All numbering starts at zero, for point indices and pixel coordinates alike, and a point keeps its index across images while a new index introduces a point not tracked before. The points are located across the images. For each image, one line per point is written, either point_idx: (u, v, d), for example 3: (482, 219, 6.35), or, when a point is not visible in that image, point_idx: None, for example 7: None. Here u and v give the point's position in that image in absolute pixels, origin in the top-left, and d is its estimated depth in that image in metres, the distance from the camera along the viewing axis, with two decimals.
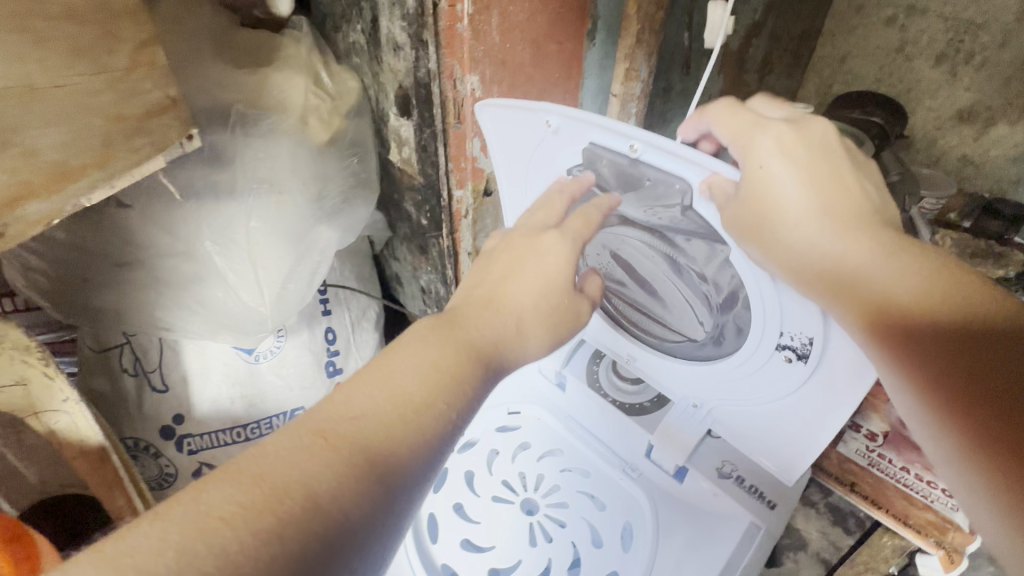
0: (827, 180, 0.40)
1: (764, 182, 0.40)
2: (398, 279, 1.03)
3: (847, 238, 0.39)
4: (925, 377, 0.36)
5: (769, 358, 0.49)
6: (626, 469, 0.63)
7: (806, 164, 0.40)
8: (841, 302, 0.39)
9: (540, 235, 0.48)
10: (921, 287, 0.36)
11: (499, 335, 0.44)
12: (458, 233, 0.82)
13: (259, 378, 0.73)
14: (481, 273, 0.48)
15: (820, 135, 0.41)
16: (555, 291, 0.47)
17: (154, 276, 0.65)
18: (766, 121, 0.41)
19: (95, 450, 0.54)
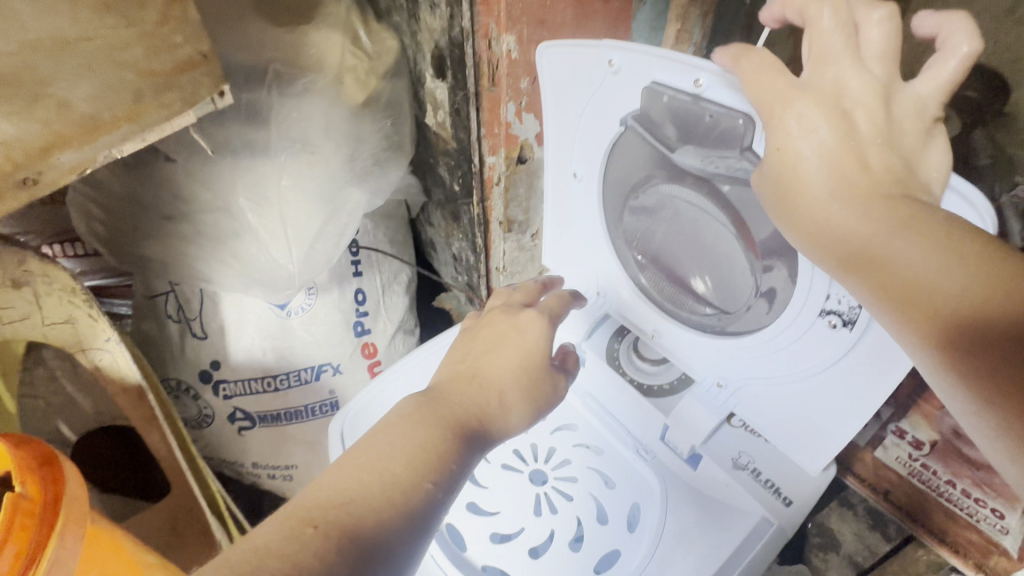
0: (854, 155, 0.35)
1: (790, 161, 0.36)
2: (432, 245, 1.03)
3: (879, 218, 0.33)
4: (982, 376, 0.28)
5: (810, 324, 0.45)
6: (639, 451, 0.62)
7: (829, 141, 0.35)
8: (864, 288, 0.33)
9: (517, 314, 0.55)
10: (967, 266, 0.29)
11: (472, 402, 0.48)
12: (489, 201, 0.81)
13: (290, 333, 0.76)
14: (466, 348, 0.54)
15: (850, 107, 0.35)
16: (532, 363, 0.52)
17: (194, 229, 0.67)
18: (791, 92, 0.36)
19: (133, 387, 0.60)
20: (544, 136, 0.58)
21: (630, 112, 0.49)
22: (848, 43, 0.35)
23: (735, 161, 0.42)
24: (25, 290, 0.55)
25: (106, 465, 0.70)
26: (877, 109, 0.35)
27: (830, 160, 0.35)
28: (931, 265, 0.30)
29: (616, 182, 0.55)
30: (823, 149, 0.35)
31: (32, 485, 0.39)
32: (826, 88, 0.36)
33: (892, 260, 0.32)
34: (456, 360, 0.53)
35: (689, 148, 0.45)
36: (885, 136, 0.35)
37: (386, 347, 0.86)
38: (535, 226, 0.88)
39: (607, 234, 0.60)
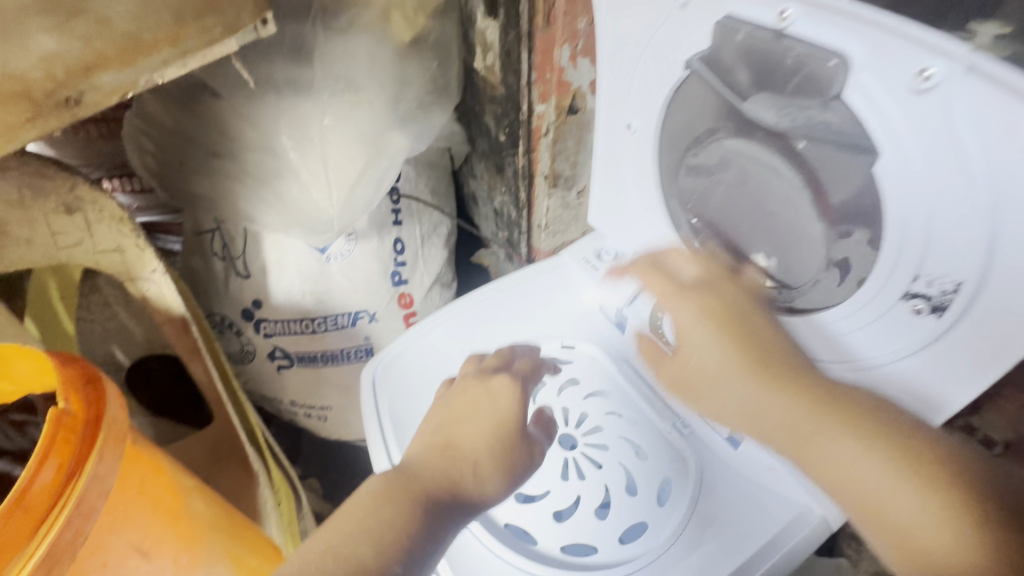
0: (732, 337, 0.44)
1: (693, 361, 0.47)
2: (473, 198, 1.01)
3: (762, 388, 0.42)
4: (856, 503, 0.37)
5: (890, 308, 0.40)
6: (674, 424, 0.60)
7: (772, 360, 0.43)
8: (775, 439, 0.42)
9: (491, 381, 0.53)
10: (832, 437, 0.38)
11: (442, 475, 0.45)
12: (536, 153, 0.77)
13: (329, 277, 0.76)
14: (436, 416, 0.51)
15: (721, 310, 0.46)
16: (507, 429, 0.49)
17: (237, 167, 0.67)
18: (683, 291, 0.49)
19: (178, 318, 0.62)
20: (598, 79, 0.52)
21: (697, 54, 0.43)
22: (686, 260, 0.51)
23: (821, 111, 0.37)
24: (77, 216, 0.56)
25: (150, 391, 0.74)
26: (738, 298, 0.47)
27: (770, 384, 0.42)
28: (863, 424, 0.38)
29: (675, 136, 0.50)
30: (718, 362, 0.45)
31: (74, 401, 0.41)
32: (693, 284, 0.49)
33: (827, 425, 0.39)
34: (425, 432, 0.50)
35: (764, 95, 0.41)
36: (744, 322, 0.45)
37: (422, 299, 0.85)
38: (582, 182, 0.83)
39: (659, 193, 0.54)
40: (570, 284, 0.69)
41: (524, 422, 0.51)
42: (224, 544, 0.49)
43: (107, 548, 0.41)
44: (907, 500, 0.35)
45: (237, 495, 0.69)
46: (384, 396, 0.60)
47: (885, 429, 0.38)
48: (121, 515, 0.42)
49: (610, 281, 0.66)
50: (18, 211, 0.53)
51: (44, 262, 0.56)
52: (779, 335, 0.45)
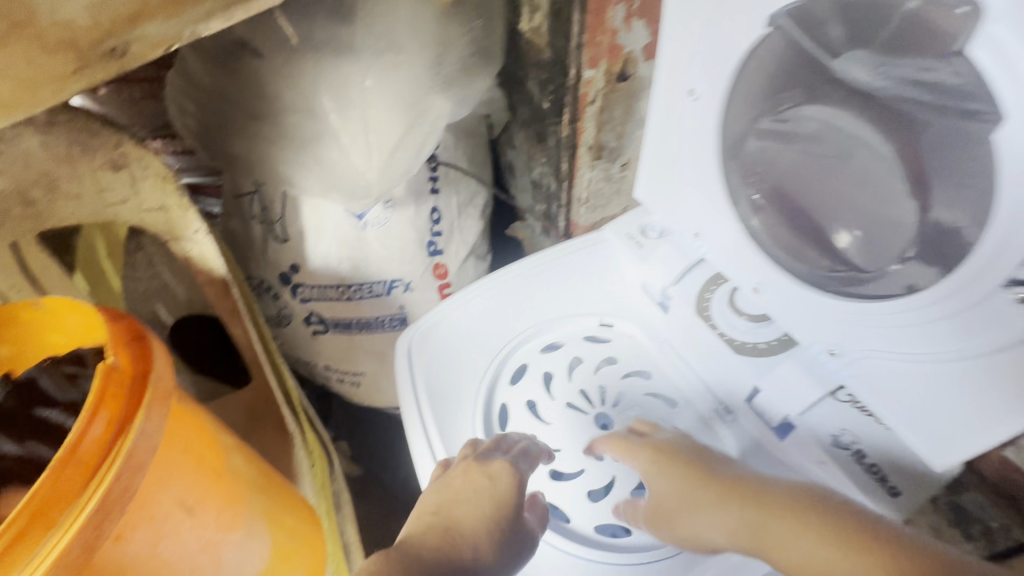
0: (690, 473, 0.53)
1: (656, 502, 0.53)
2: (510, 169, 0.98)
3: (721, 512, 0.51)
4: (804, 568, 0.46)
5: (986, 298, 0.35)
6: (716, 411, 0.57)
7: (738, 488, 0.52)
8: (731, 523, 0.50)
9: (490, 462, 0.54)
10: (768, 501, 0.50)
11: (443, 560, 0.51)
12: (581, 123, 0.73)
13: (365, 244, 0.75)
14: (436, 492, 0.54)
15: (689, 470, 0.53)
16: (505, 512, 0.52)
17: (278, 129, 0.65)
18: (645, 454, 0.54)
19: (219, 280, 0.62)
20: (662, 40, 0.48)
21: (784, 9, 0.39)
22: (647, 450, 0.54)
23: (925, 67, 0.34)
24: (124, 173, 0.56)
25: (187, 350, 0.75)
26: (694, 452, 0.55)
27: (736, 504, 0.51)
28: (801, 500, 0.49)
29: (746, 100, 0.46)
30: (676, 500, 0.52)
31: (123, 357, 0.38)
32: (665, 449, 0.55)
33: (784, 521, 0.48)
34: (426, 507, 0.54)
35: (860, 51, 0.38)
36: (689, 443, 0.55)
37: (457, 270, 0.84)
38: (626, 154, 0.80)
39: (721, 170, 0.50)
40: (611, 261, 0.67)
41: (519, 499, 0.53)
42: (262, 501, 0.48)
43: (155, 504, 0.38)
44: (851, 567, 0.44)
45: (273, 457, 0.70)
46: (420, 366, 0.60)
47: (837, 519, 0.46)
48: (167, 474, 0.39)
49: (656, 258, 0.62)
50: (67, 167, 0.54)
51: (93, 217, 0.58)
52: (740, 469, 0.54)
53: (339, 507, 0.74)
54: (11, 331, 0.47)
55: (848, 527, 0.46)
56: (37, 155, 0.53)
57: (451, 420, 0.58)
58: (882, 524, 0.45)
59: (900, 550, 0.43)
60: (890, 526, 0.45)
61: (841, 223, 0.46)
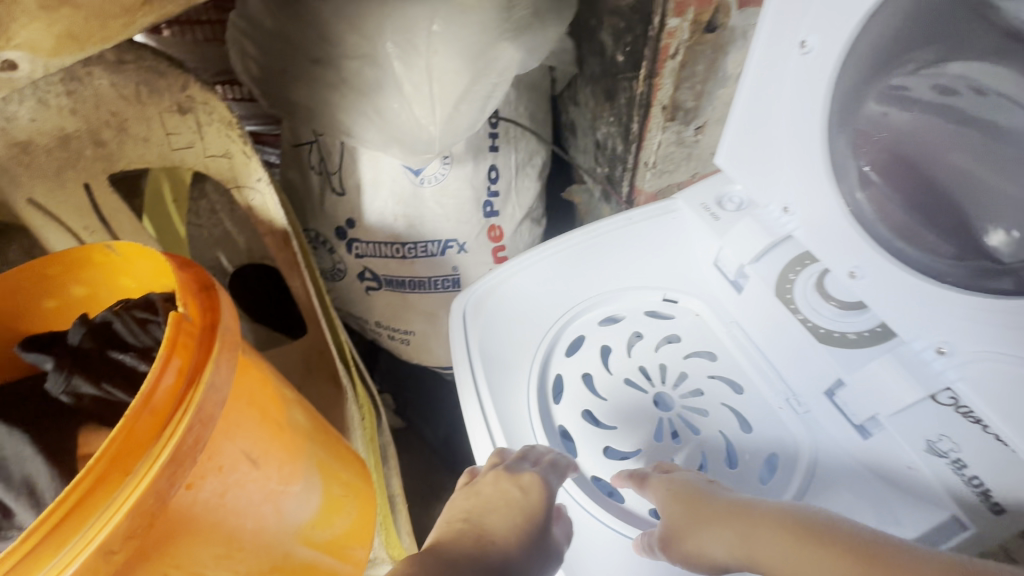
0: (698, 502, 0.47)
1: (668, 536, 0.47)
2: (572, 128, 0.92)
3: (729, 540, 0.45)
4: None
5: None
6: (789, 402, 0.53)
7: (733, 506, 0.46)
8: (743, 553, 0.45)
9: (520, 474, 0.52)
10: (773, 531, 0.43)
11: (475, 565, 0.51)
12: (658, 78, 0.67)
13: (422, 201, 0.73)
14: (466, 498, 0.55)
15: (696, 499, 0.47)
16: (533, 524, 0.51)
17: (340, 77, 0.63)
18: (660, 487, 0.48)
19: (281, 231, 0.61)
20: None
21: None
22: (657, 481, 0.49)
23: None
24: (189, 118, 0.57)
25: (248, 299, 0.77)
26: (705, 484, 0.49)
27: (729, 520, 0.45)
28: (790, 516, 0.43)
29: (869, 55, 0.40)
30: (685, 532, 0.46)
31: (192, 307, 0.38)
32: (674, 482, 0.49)
33: (772, 534, 0.43)
34: (457, 513, 0.55)
35: None
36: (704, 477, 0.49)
37: (512, 233, 0.81)
38: (703, 117, 0.74)
39: (826, 139, 0.45)
40: (679, 233, 0.63)
41: (549, 507, 0.52)
42: (316, 451, 0.48)
43: (223, 454, 0.37)
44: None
45: (328, 406, 0.71)
46: (475, 331, 0.58)
47: (823, 530, 0.41)
48: (235, 423, 0.38)
49: (732, 230, 0.56)
50: (135, 107, 0.55)
51: (160, 161, 0.59)
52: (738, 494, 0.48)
53: (386, 460, 0.75)
54: (87, 273, 0.49)
55: (829, 539, 0.41)
56: (107, 94, 0.54)
57: (506, 389, 0.55)
58: (872, 534, 0.40)
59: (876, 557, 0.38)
60: (880, 534, 0.40)
61: (995, 222, 0.38)
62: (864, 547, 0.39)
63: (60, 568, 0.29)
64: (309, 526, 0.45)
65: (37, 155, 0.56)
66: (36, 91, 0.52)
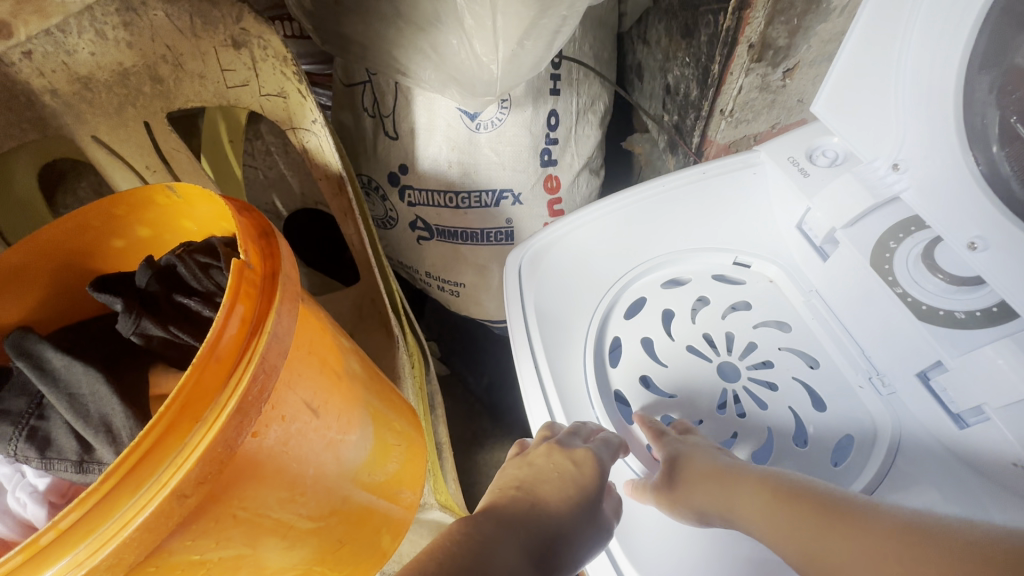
0: (700, 458, 0.47)
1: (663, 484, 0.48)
2: (638, 70, 0.85)
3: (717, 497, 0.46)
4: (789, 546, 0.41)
5: None
6: (872, 381, 0.49)
7: (721, 464, 0.47)
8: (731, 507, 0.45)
9: (573, 449, 0.50)
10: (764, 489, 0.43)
11: (529, 534, 0.48)
12: (749, 10, 0.59)
13: (477, 148, 0.69)
14: (518, 467, 0.53)
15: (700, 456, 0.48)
16: (587, 497, 0.49)
17: (396, 10, 0.58)
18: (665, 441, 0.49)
19: (335, 176, 0.58)
20: None
21: None
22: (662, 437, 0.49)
23: None
24: (244, 53, 0.54)
25: (303, 244, 0.77)
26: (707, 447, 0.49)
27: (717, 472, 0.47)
28: (774, 479, 0.44)
29: None
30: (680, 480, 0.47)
31: (253, 253, 0.37)
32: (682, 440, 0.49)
33: (752, 492, 0.44)
34: (509, 481, 0.53)
35: None
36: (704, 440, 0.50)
37: (570, 185, 0.76)
38: (795, 57, 0.65)
39: (960, 82, 0.38)
40: (758, 190, 0.58)
41: (603, 484, 0.50)
42: (371, 399, 0.48)
43: (285, 403, 0.36)
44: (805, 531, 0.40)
45: (378, 353, 0.71)
46: (530, 288, 0.56)
47: (798, 489, 0.42)
48: (296, 372, 0.38)
49: (823, 190, 0.50)
50: (191, 40, 0.54)
51: (216, 100, 0.58)
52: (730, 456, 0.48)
53: (434, 408, 0.76)
54: (152, 212, 0.49)
55: (804, 497, 0.41)
56: (162, 26, 0.53)
57: (563, 353, 0.53)
58: (847, 499, 0.40)
59: (847, 514, 0.39)
60: (852, 498, 0.41)
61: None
62: (834, 507, 0.40)
63: (137, 510, 0.29)
64: (363, 471, 0.46)
65: (98, 91, 0.56)
66: (93, 23, 0.51)
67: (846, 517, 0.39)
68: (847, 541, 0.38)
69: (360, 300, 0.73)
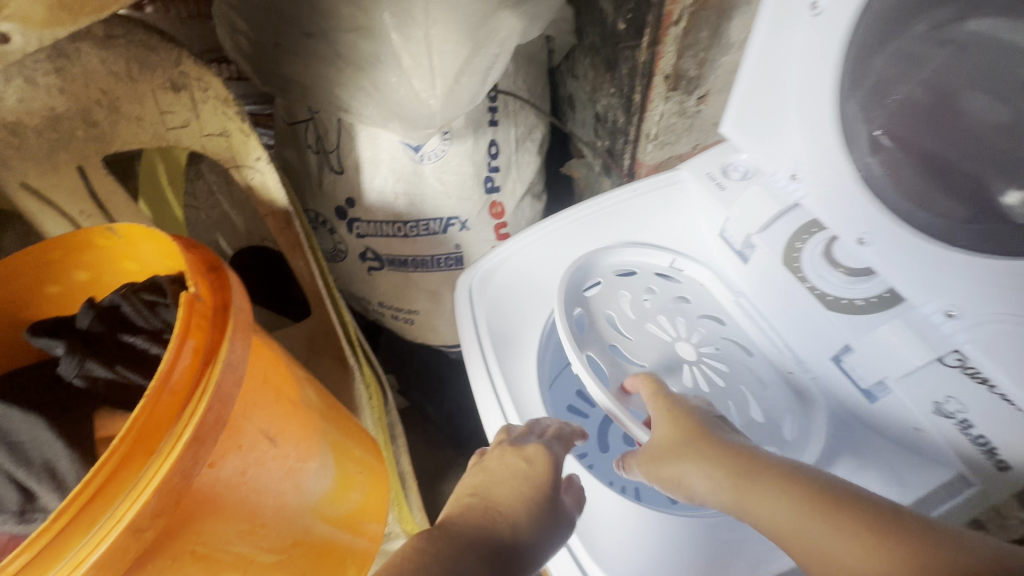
0: (711, 446, 0.47)
1: (664, 463, 0.48)
2: (570, 101, 0.91)
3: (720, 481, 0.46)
4: (799, 541, 0.41)
5: None
6: (797, 367, 0.54)
7: (727, 449, 0.46)
8: (734, 493, 0.45)
9: (524, 446, 0.50)
10: (783, 486, 0.43)
11: (481, 536, 0.47)
12: (661, 46, 0.66)
13: (422, 179, 0.72)
14: (475, 474, 0.53)
15: (709, 441, 0.47)
16: (540, 493, 0.49)
17: (336, 51, 0.61)
18: (670, 419, 0.49)
19: (282, 211, 0.59)
20: None
21: None
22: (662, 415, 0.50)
23: None
24: (182, 95, 0.55)
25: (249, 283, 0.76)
26: (713, 430, 0.48)
27: (725, 458, 0.46)
28: (793, 474, 0.43)
29: (886, 13, 0.39)
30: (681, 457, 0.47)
31: (202, 287, 0.37)
32: (686, 422, 0.49)
33: (767, 486, 0.43)
34: (466, 488, 0.53)
35: None
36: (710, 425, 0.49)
37: (514, 209, 0.80)
38: (706, 86, 0.72)
39: (835, 105, 0.44)
40: (683, 205, 0.63)
41: (556, 478, 0.50)
42: (329, 429, 0.48)
43: (242, 433, 0.37)
44: (817, 532, 0.40)
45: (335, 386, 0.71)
46: (482, 308, 0.58)
47: (819, 488, 0.42)
48: (251, 402, 0.38)
49: (737, 200, 0.56)
50: (127, 84, 0.54)
51: (154, 142, 0.57)
52: (736, 439, 0.48)
53: (394, 439, 0.75)
54: (90, 253, 0.48)
55: (825, 500, 0.41)
56: (97, 70, 0.53)
57: (516, 366, 0.56)
58: (868, 500, 0.40)
59: (867, 515, 0.39)
60: (872, 498, 0.40)
61: (1013, 181, 0.37)
62: (857, 512, 0.39)
63: (91, 549, 0.29)
64: (325, 501, 0.45)
65: (27, 137, 0.55)
66: (23, 70, 0.51)
67: (866, 519, 0.39)
68: (867, 547, 0.38)
69: (313, 339, 0.73)
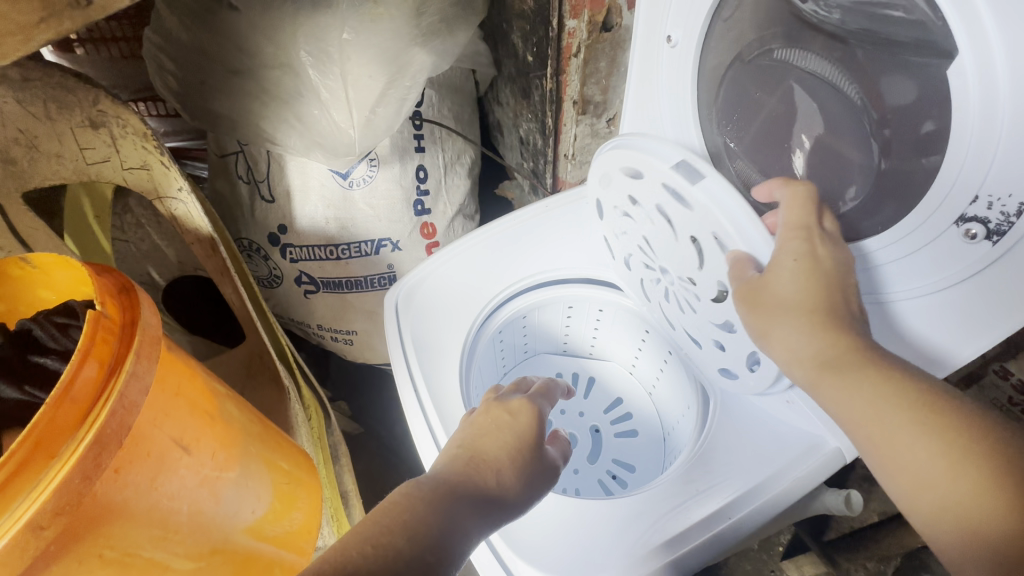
0: (828, 317, 0.39)
1: (759, 308, 0.42)
2: (499, 127, 0.97)
3: (821, 344, 0.39)
4: (881, 429, 0.36)
5: (939, 234, 0.35)
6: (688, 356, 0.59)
7: (851, 330, 0.39)
8: (823, 365, 0.39)
9: (509, 402, 0.52)
10: (897, 380, 0.36)
11: (465, 482, 0.45)
12: (565, 75, 0.73)
13: (352, 205, 0.76)
14: (462, 431, 0.51)
15: (831, 301, 0.39)
16: (526, 444, 0.49)
17: (259, 87, 0.64)
18: (802, 268, 0.40)
19: (206, 238, 0.61)
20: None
21: None
22: (791, 269, 0.40)
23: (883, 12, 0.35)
24: (102, 131, 0.57)
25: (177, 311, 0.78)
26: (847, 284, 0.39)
27: (837, 339, 0.38)
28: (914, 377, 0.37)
29: (721, 45, 0.46)
30: (791, 304, 0.40)
31: (110, 305, 0.39)
32: (816, 277, 0.39)
33: (875, 380, 0.37)
34: (453, 442, 0.50)
35: None
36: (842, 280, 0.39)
37: (445, 230, 0.84)
38: (613, 109, 0.80)
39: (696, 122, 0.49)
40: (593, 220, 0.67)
41: (543, 433, 0.51)
42: (251, 440, 0.50)
43: (150, 441, 0.39)
44: (908, 436, 0.35)
45: (270, 407, 0.72)
46: (407, 321, 0.62)
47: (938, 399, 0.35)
48: (160, 411, 0.40)
49: None
50: (45, 124, 0.56)
51: (75, 176, 0.60)
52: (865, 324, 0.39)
53: (337, 458, 0.76)
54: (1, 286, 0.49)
55: (936, 410, 0.35)
56: (13, 111, 0.54)
57: (438, 372, 0.60)
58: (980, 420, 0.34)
59: (976, 439, 0.33)
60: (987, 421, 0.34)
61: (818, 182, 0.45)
62: (969, 430, 0.34)
63: None
64: (247, 507, 0.47)
65: None
66: None
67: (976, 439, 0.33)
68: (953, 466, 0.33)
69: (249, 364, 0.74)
